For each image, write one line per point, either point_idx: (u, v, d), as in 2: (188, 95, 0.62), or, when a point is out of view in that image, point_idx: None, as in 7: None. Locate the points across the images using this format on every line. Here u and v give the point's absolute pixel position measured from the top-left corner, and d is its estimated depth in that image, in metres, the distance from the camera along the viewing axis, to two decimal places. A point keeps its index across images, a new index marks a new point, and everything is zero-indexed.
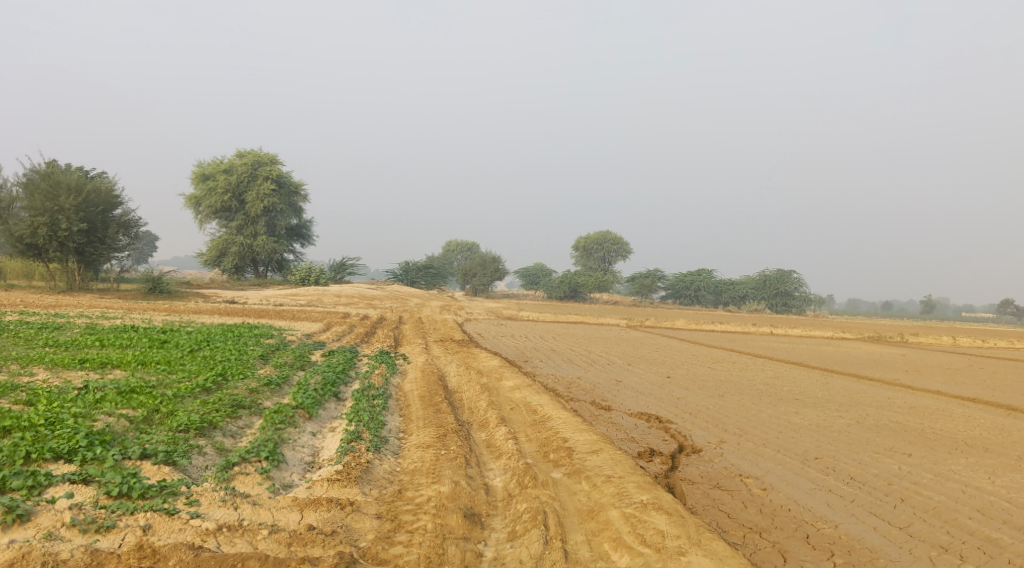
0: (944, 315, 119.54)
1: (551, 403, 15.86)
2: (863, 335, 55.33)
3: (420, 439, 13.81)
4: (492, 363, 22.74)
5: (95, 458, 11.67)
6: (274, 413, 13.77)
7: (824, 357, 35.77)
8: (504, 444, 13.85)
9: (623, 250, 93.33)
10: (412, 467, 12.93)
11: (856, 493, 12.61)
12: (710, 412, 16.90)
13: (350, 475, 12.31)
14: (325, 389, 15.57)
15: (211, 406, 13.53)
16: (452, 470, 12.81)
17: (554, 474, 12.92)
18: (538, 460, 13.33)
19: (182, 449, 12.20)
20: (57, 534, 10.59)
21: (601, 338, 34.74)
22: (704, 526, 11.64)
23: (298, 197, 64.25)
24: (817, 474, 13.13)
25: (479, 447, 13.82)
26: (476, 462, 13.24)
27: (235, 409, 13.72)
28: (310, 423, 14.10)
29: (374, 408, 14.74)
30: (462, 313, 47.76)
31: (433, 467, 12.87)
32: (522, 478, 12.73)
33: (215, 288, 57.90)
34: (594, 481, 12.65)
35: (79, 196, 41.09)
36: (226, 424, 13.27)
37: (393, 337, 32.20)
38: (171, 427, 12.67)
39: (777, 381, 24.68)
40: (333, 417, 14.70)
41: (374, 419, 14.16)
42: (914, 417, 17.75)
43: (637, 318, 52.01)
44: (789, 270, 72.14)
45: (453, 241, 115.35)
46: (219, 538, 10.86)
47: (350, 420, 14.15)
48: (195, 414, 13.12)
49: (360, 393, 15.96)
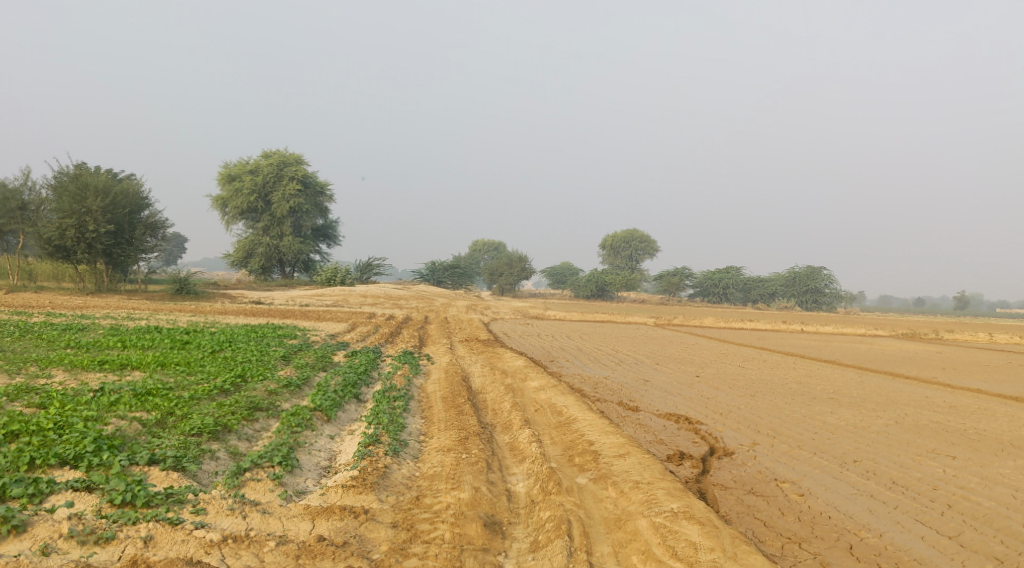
0: (980, 311, 117.28)
1: (577, 404, 15.43)
2: (896, 332, 54.29)
3: (441, 443, 13.41)
4: (517, 362, 22.32)
5: (102, 463, 11.41)
6: (291, 415, 13.45)
7: (857, 354, 34.95)
8: (527, 448, 13.41)
9: (650, 248, 92.51)
10: (431, 473, 12.53)
11: (900, 499, 12.04)
12: (741, 412, 16.37)
13: (366, 481, 11.96)
14: (345, 390, 15.24)
15: (227, 409, 13.25)
16: (473, 475, 12.39)
17: (579, 479, 12.47)
18: (563, 465, 12.88)
19: (192, 455, 11.91)
20: (53, 546, 10.27)
21: (629, 337, 34.22)
22: (740, 537, 11.11)
23: (324, 197, 64.24)
24: (857, 478, 12.57)
25: (502, 450, 13.41)
26: (498, 466, 12.83)
27: (251, 411, 13.42)
28: (328, 425, 13.77)
29: (394, 410, 14.37)
30: (488, 312, 47.42)
31: (453, 472, 12.47)
32: (545, 484, 12.30)
33: (242, 289, 58.01)
34: (622, 487, 12.18)
35: (106, 197, 41.21)
36: (242, 427, 12.98)
37: (418, 337, 31.91)
38: (183, 431, 12.39)
39: (810, 379, 24.04)
40: (353, 419, 14.35)
41: (394, 422, 13.79)
42: (955, 417, 17.07)
43: (665, 316, 51.39)
44: (819, 267, 70.86)
45: (480, 241, 115.16)
46: (223, 551, 10.49)
47: (370, 423, 13.80)
48: (209, 417, 12.83)
49: (380, 394, 15.61)
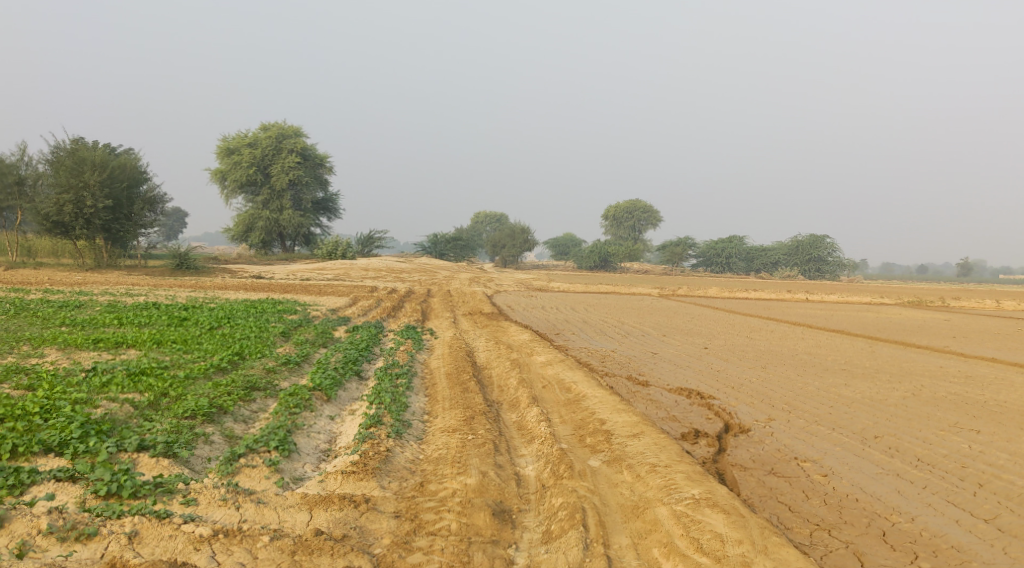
0: (983, 279, 116.70)
1: (585, 379, 14.98)
2: (901, 300, 53.81)
3: (446, 423, 12.97)
4: (523, 336, 21.84)
5: (88, 450, 10.98)
6: (289, 396, 13.01)
7: (865, 323, 34.47)
8: (536, 428, 12.97)
9: (652, 218, 91.83)
10: (435, 457, 12.11)
11: (928, 479, 11.62)
12: (753, 385, 15.92)
13: (367, 467, 11.55)
14: (345, 368, 14.79)
15: (223, 389, 12.82)
16: (480, 459, 11.95)
17: (592, 462, 12.03)
18: (574, 446, 12.44)
19: (184, 439, 11.49)
20: (32, 543, 9.80)
21: (634, 308, 33.77)
22: (767, 527, 10.67)
23: (323, 170, 63.54)
24: (881, 456, 12.14)
25: (510, 431, 12.97)
26: (506, 448, 12.40)
27: (248, 391, 13.00)
28: (328, 406, 13.33)
29: (397, 388, 13.91)
30: (491, 285, 46.91)
31: (460, 455, 12.04)
32: (556, 468, 11.88)
33: (242, 263, 57.51)
34: (637, 471, 11.75)
35: (104, 172, 40.60)
36: (238, 408, 12.56)
37: (421, 311, 31.44)
38: (176, 414, 11.97)
39: (820, 350, 23.58)
40: (354, 399, 13.91)
41: (396, 401, 13.34)
42: (973, 388, 16.63)
43: (667, 287, 50.89)
44: (822, 235, 70.22)
45: (481, 213, 114.41)
46: (214, 547, 10.02)
47: (371, 403, 13.36)
48: (204, 398, 12.41)
49: (382, 371, 15.16)
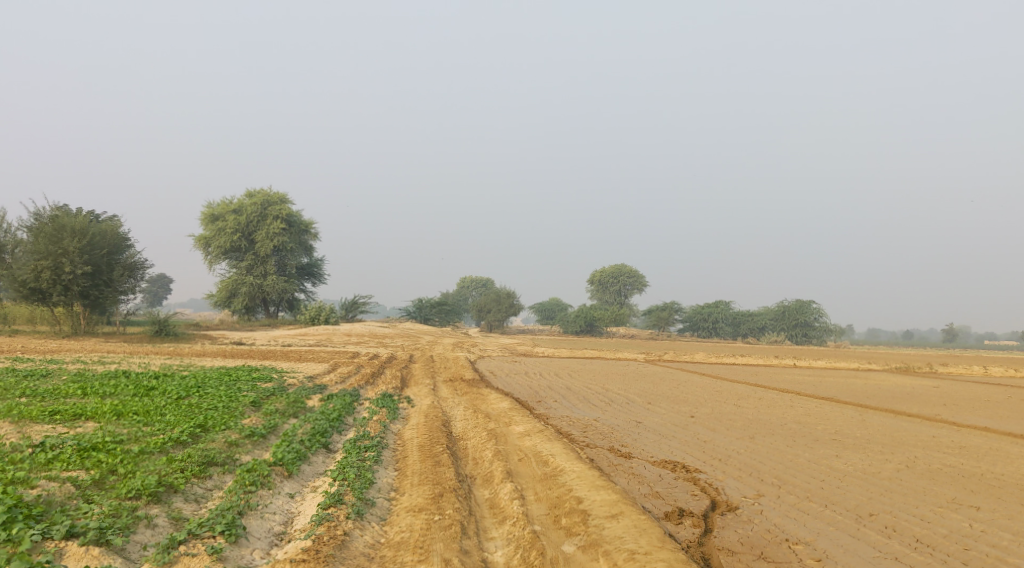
0: (968, 344, 116.58)
1: (564, 451, 14.29)
2: (889, 365, 53.24)
3: (412, 501, 12.25)
4: (503, 405, 21.12)
5: (11, 538, 10.27)
6: (246, 472, 12.29)
7: (854, 390, 33.82)
8: (509, 507, 12.26)
9: (639, 283, 91.61)
10: (397, 541, 11.38)
11: (929, 564, 10.94)
12: (740, 457, 15.24)
13: (319, 554, 10.84)
14: (312, 441, 14.07)
15: (176, 465, 12.10)
16: (445, 544, 11.23)
17: (566, 548, 11.31)
18: (548, 528, 11.73)
19: (122, 524, 10.77)
20: None
21: (619, 374, 33.10)
22: None
23: (308, 236, 63.13)
24: (878, 538, 11.45)
25: (481, 510, 12.26)
26: (475, 531, 11.67)
27: (204, 467, 12.27)
28: (288, 482, 12.59)
29: (363, 462, 13.19)
30: (475, 350, 46.15)
31: (423, 540, 11.31)
32: (527, 554, 11.16)
33: (223, 329, 56.62)
34: (615, 559, 11.03)
35: (84, 238, 40.01)
36: (190, 486, 11.83)
37: (400, 378, 30.67)
38: (120, 493, 11.27)
39: (808, 418, 22.92)
40: (318, 473, 13.18)
41: (361, 477, 12.62)
42: (968, 460, 15.98)
43: (654, 352, 50.26)
44: (807, 300, 69.83)
45: (467, 278, 114.09)
46: None
47: (334, 479, 12.63)
48: (154, 476, 11.69)
49: (351, 443, 14.43)
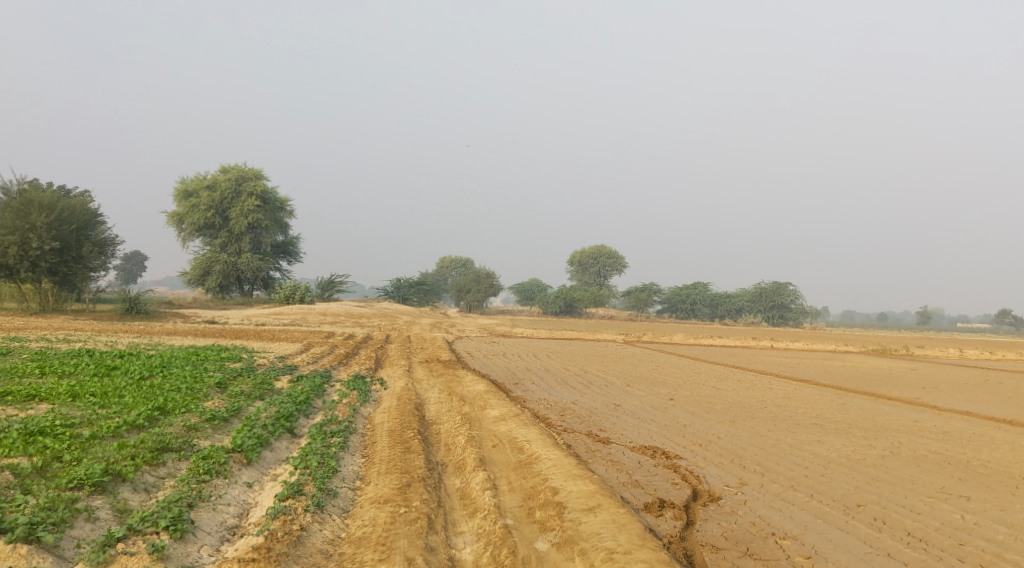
0: (940, 326, 117.72)
1: (540, 437, 13.75)
2: (866, 348, 53.25)
3: (377, 492, 11.70)
4: (478, 387, 20.56)
5: None
6: (201, 460, 11.70)
7: (832, 372, 33.60)
8: (481, 498, 11.72)
9: (618, 264, 91.37)
10: (358, 536, 10.87)
11: (924, 561, 10.51)
12: (722, 443, 14.75)
13: (271, 553, 10.31)
14: (276, 425, 13.46)
15: (126, 452, 11.48)
16: (410, 540, 10.67)
17: (539, 545, 10.80)
18: (521, 522, 11.21)
19: (58, 518, 10.18)
20: None
21: (598, 355, 32.64)
22: None
23: (284, 213, 62.05)
24: (869, 532, 11.02)
25: (451, 501, 11.72)
26: (443, 525, 11.14)
27: (157, 453, 11.66)
28: (246, 470, 12.01)
29: (327, 449, 12.62)
30: (453, 330, 45.57)
31: (385, 536, 10.78)
32: (497, 552, 10.65)
33: (196, 308, 55.59)
34: (591, 558, 10.50)
35: (52, 213, 38.93)
36: (140, 475, 11.23)
37: (375, 358, 29.99)
38: (60, 484, 10.65)
39: (789, 401, 22.56)
40: (280, 460, 12.59)
41: (324, 465, 12.06)
42: (953, 446, 15.64)
43: (632, 333, 49.95)
44: (785, 282, 69.87)
45: (445, 258, 113.12)
46: None
47: (295, 468, 12.06)
48: (101, 463, 11.08)
49: (318, 428, 13.82)
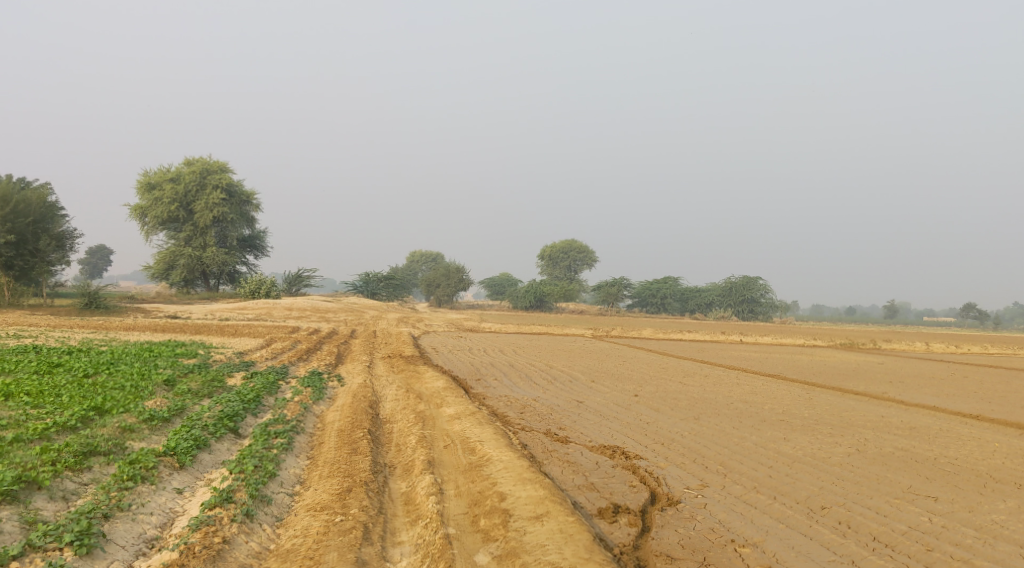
0: (907, 320, 118.87)
1: (495, 437, 13.22)
2: (834, 342, 53.36)
3: (314, 500, 11.26)
4: (438, 383, 19.98)
5: None
6: (127, 465, 11.13)
7: (801, 367, 33.40)
8: (425, 506, 11.24)
9: (589, 258, 91.13)
10: (287, 549, 10.48)
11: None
12: (685, 441, 14.29)
13: None
14: (218, 425, 12.85)
15: (46, 457, 10.90)
16: (340, 555, 10.21)
17: (479, 557, 10.32)
18: (464, 531, 10.75)
19: None
20: None
21: (565, 350, 32.20)
22: None
23: (250, 207, 60.95)
24: (832, 537, 10.61)
25: (393, 509, 11.24)
26: (380, 536, 10.66)
27: (81, 459, 11.07)
28: (177, 476, 11.44)
29: (268, 452, 12.04)
30: (420, 325, 44.90)
31: (315, 549, 10.33)
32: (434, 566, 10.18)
33: (159, 303, 54.43)
34: None
35: (7, 206, 37.77)
36: (58, 482, 10.66)
37: (337, 354, 29.33)
38: None
39: (756, 397, 22.21)
40: (216, 464, 12.01)
41: (261, 470, 11.52)
42: (920, 443, 15.29)
43: (602, 327, 49.56)
44: (754, 277, 69.99)
45: (417, 252, 112.15)
46: None
47: (229, 473, 11.50)
48: (16, 470, 10.49)
49: (263, 427, 13.23)
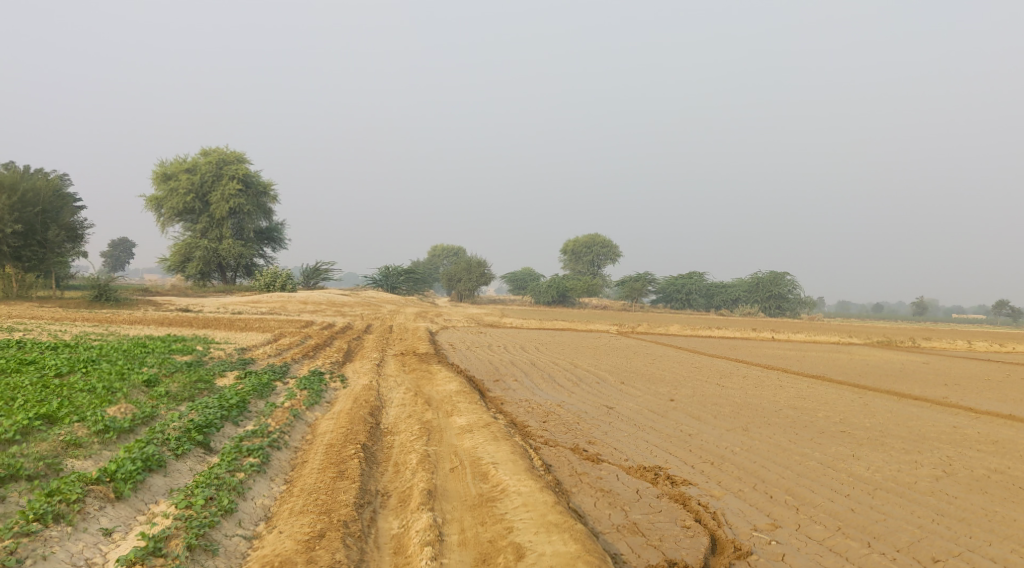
0: (936, 318, 115.64)
1: (510, 458, 11.33)
2: (870, 340, 50.81)
3: (273, 551, 9.54)
4: (450, 386, 17.82)
5: None
6: (39, 501, 9.48)
7: (842, 367, 30.98)
8: (418, 559, 9.48)
9: (612, 253, 88.72)
10: None
11: None
12: (736, 457, 12.25)
13: None
14: (182, 438, 11.06)
15: None
16: None
17: None
18: None
19: None
20: None
21: (591, 348, 30.06)
22: None
23: (267, 198, 59.04)
24: None
25: (379, 560, 9.50)
26: None
27: None
28: (109, 511, 9.76)
29: (224, 483, 10.27)
30: (438, 320, 42.67)
31: None
32: None
33: (172, 296, 52.61)
34: None
35: (15, 195, 35.89)
36: None
37: (347, 351, 27.29)
38: None
39: (805, 403, 19.91)
40: (163, 491, 10.29)
41: (205, 512, 9.82)
42: (1014, 463, 12.98)
43: (627, 324, 47.23)
44: (782, 272, 67.60)
45: (438, 246, 109.76)
46: None
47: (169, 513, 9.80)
48: None
49: (236, 439, 11.38)
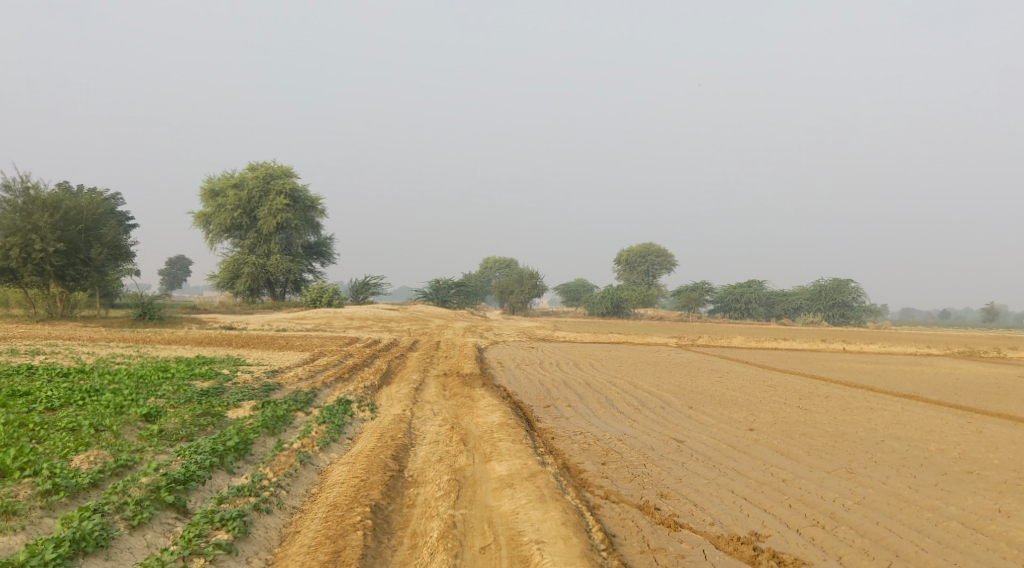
0: (1006, 323, 110.02)
1: (562, 534, 9.97)
2: (949, 350, 47.01)
3: None
4: (492, 418, 15.33)
5: None
6: None
7: (932, 383, 27.71)
8: None
9: (668, 262, 85.50)
10: None
11: None
12: (841, 512, 10.62)
13: None
14: (137, 510, 9.88)
15: None
16: None
17: None
18: None
19: None
20: None
21: (650, 363, 27.49)
22: None
23: (315, 213, 57.42)
24: None
25: None
26: None
27: None
28: None
29: None
30: (487, 335, 40.12)
31: None
32: None
33: (217, 313, 51.06)
34: None
35: (57, 212, 33.74)
36: None
37: (387, 371, 25.06)
38: None
39: (908, 431, 16.98)
40: None
41: None
42: None
43: (687, 336, 44.24)
44: (846, 279, 63.99)
45: (490, 260, 107.38)
46: None
47: None
48: None
49: (204, 512, 10.10)
